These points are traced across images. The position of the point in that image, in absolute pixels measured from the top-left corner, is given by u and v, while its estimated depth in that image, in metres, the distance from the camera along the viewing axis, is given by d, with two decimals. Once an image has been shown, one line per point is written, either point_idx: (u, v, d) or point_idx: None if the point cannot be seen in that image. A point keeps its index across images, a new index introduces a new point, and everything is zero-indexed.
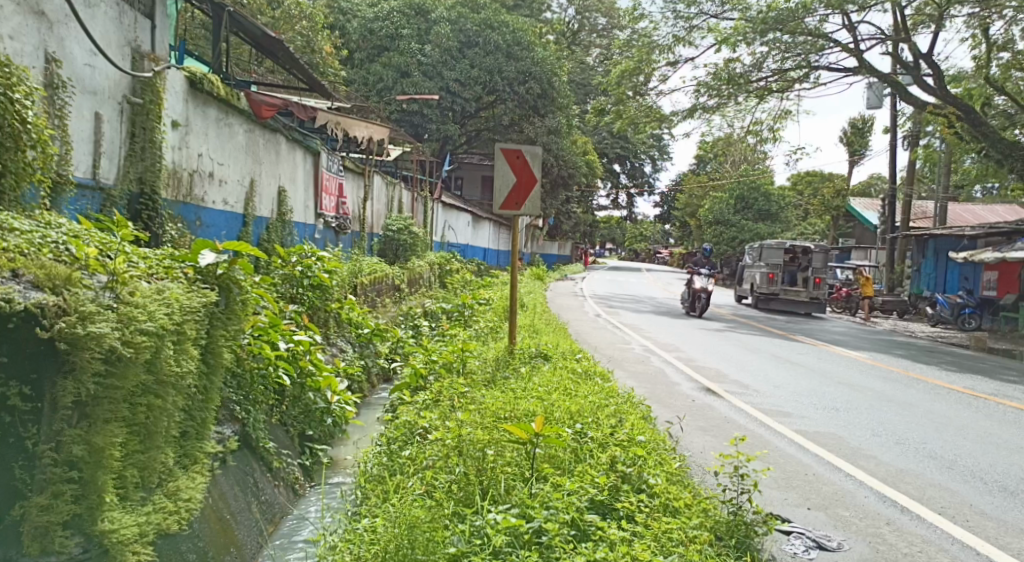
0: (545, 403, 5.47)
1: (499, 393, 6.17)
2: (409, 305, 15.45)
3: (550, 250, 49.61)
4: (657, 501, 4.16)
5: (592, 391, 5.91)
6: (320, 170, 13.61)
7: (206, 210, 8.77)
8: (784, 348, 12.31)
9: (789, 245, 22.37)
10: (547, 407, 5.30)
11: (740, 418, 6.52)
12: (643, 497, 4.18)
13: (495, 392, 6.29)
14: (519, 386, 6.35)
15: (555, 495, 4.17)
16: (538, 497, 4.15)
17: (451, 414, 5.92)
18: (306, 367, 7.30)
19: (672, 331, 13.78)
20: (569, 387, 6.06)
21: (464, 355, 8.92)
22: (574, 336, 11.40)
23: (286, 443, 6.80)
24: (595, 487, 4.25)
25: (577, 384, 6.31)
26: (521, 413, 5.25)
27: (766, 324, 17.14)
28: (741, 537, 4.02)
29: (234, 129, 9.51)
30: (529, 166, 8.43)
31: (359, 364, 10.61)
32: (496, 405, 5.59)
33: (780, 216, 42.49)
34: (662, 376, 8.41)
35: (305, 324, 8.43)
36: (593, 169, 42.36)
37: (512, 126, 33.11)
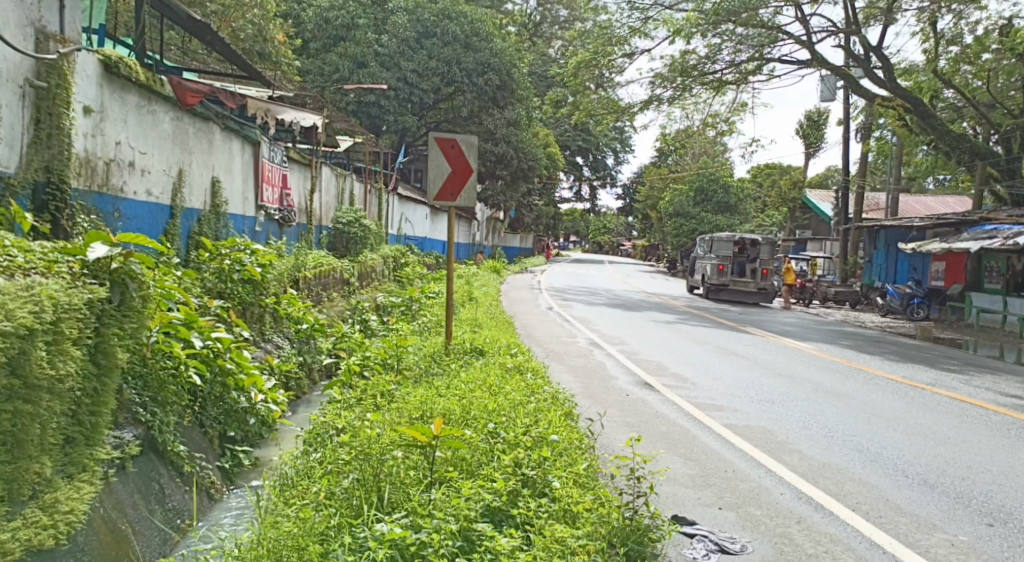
0: (463, 400, 5.24)
1: (422, 390, 5.93)
2: (357, 299, 15.13)
3: (512, 243, 49.35)
4: (555, 507, 3.97)
5: (516, 387, 5.70)
6: (260, 160, 13.24)
7: (125, 200, 8.52)
8: (732, 340, 12.19)
9: (738, 237, 22.58)
10: (462, 405, 5.08)
11: (671, 413, 6.34)
12: (540, 502, 3.99)
13: (417, 390, 6.04)
14: (444, 383, 6.13)
15: (447, 502, 3.96)
16: (430, 504, 3.95)
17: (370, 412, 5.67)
18: (227, 365, 6.97)
19: (622, 323, 13.60)
20: (493, 383, 5.85)
21: (401, 348, 8.65)
22: (518, 330, 11.18)
23: (203, 445, 6.48)
24: (492, 493, 4.04)
25: (503, 381, 6.07)
26: (433, 412, 5.03)
27: (719, 316, 17.05)
28: (634, 544, 3.87)
29: (159, 118, 9.24)
30: (464, 155, 8.14)
31: (296, 361, 10.29)
32: (411, 402, 5.37)
33: (739, 208, 42.67)
34: (602, 370, 8.21)
35: (232, 320, 8.09)
36: (554, 162, 42.17)
37: (470, 118, 32.78)
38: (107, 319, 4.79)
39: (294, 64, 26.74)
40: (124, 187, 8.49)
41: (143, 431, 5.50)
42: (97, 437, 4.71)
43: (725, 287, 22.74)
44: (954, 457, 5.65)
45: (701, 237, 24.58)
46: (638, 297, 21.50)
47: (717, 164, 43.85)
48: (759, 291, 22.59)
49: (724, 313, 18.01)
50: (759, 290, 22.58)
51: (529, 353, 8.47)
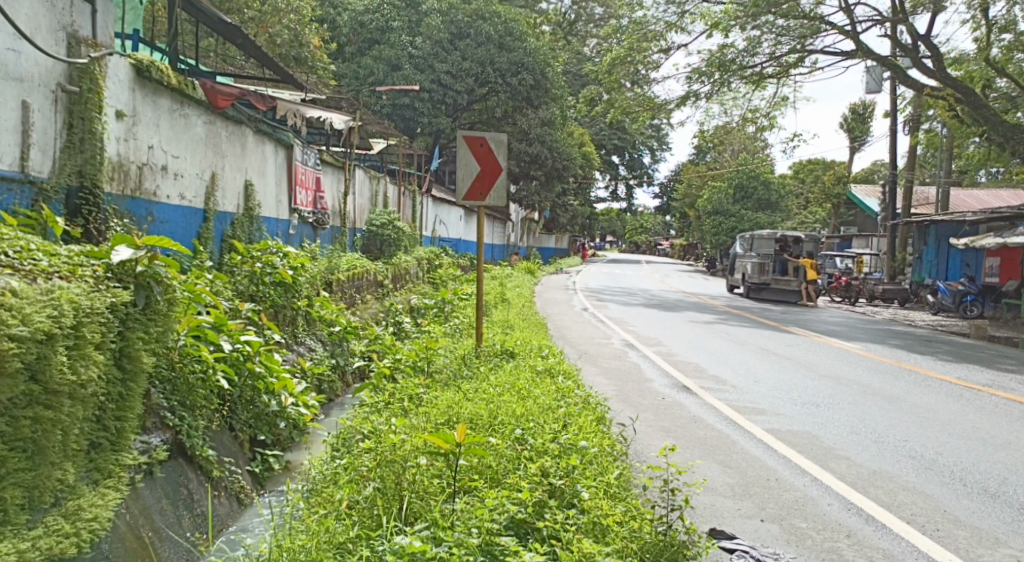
0: (490, 405, 5.12)
1: (453, 394, 5.81)
2: (392, 301, 15.08)
3: (547, 243, 49.16)
4: (585, 519, 3.82)
5: (548, 391, 5.57)
6: (293, 163, 13.23)
7: (158, 204, 8.48)
8: (773, 340, 11.91)
9: (779, 235, 22.57)
10: (490, 410, 4.96)
11: (709, 417, 6.15)
12: (569, 514, 3.84)
13: (447, 394, 5.92)
14: (475, 386, 6.00)
15: (472, 513, 3.84)
16: (452, 516, 3.82)
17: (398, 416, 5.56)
18: (256, 369, 6.92)
19: (659, 324, 13.37)
20: (524, 386, 5.71)
21: (431, 351, 8.56)
22: (552, 332, 11.03)
23: (233, 451, 6.42)
24: (519, 505, 3.90)
25: (533, 384, 5.92)
26: (461, 418, 4.91)
27: (760, 315, 16.72)
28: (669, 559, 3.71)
29: (192, 121, 9.23)
30: (493, 154, 8.06)
31: (329, 363, 10.24)
32: (440, 407, 5.26)
33: (779, 205, 42.03)
34: (637, 372, 8.03)
35: (263, 324, 8.05)
36: (591, 161, 41.90)
37: (505, 118, 32.65)
38: (132, 324, 4.73)
39: (330, 67, 26.84)
40: (157, 191, 8.47)
41: (171, 436, 5.44)
42: (123, 443, 4.66)
43: (766, 285, 22.24)
44: (1012, 464, 5.41)
45: (741, 236, 24.42)
46: (675, 296, 21.19)
47: (757, 160, 43.23)
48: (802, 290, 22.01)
49: (764, 312, 17.67)
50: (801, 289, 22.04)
51: (562, 356, 8.32)
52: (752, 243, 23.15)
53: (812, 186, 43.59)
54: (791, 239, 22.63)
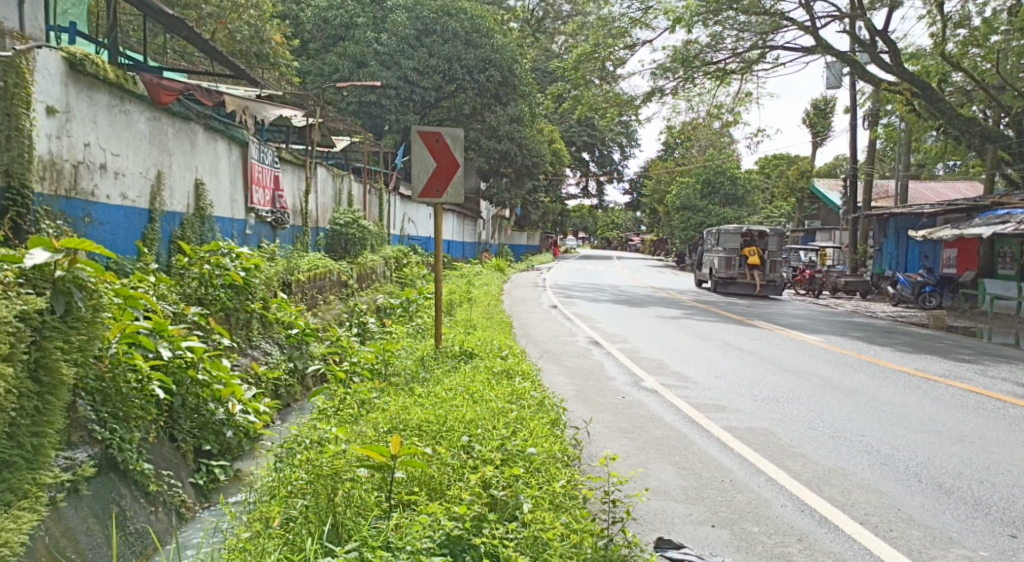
0: (438, 408, 4.89)
1: (399, 399, 5.54)
2: (356, 301, 14.74)
3: (518, 240, 48.96)
4: (525, 534, 3.62)
5: (500, 393, 5.32)
6: (249, 162, 12.88)
7: (96, 205, 8.24)
8: (738, 334, 11.75)
9: (746, 229, 22.05)
10: (437, 414, 4.73)
11: (669, 416, 5.94)
12: (508, 528, 3.65)
13: (396, 398, 5.68)
14: (425, 389, 5.76)
15: (404, 531, 3.62)
16: (382, 536, 3.60)
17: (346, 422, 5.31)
18: (198, 376, 6.62)
19: (626, 320, 13.16)
20: (475, 388, 5.46)
21: (389, 351, 8.23)
22: (514, 330, 10.77)
23: (174, 464, 6.06)
24: (455, 520, 3.67)
25: (488, 386, 5.66)
26: (407, 424, 4.66)
27: (725, 309, 16.60)
28: None
29: (133, 118, 8.94)
30: (450, 149, 7.72)
31: (287, 367, 9.88)
32: (385, 413, 5.00)
33: (747, 200, 42.23)
34: (598, 370, 7.81)
35: (210, 328, 7.75)
36: (560, 158, 41.73)
37: (473, 115, 32.35)
38: (48, 332, 4.49)
39: (293, 65, 26.40)
40: (94, 191, 8.21)
41: (100, 450, 5.15)
42: (41, 460, 4.37)
43: (733, 281, 22.33)
44: (970, 457, 5.26)
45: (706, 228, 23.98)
46: (644, 292, 21.05)
47: (725, 156, 43.36)
48: (768, 285, 22.16)
49: (731, 306, 17.57)
50: (768, 283, 22.17)
51: (524, 355, 8.05)
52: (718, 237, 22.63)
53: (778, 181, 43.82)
54: (758, 233, 22.10)
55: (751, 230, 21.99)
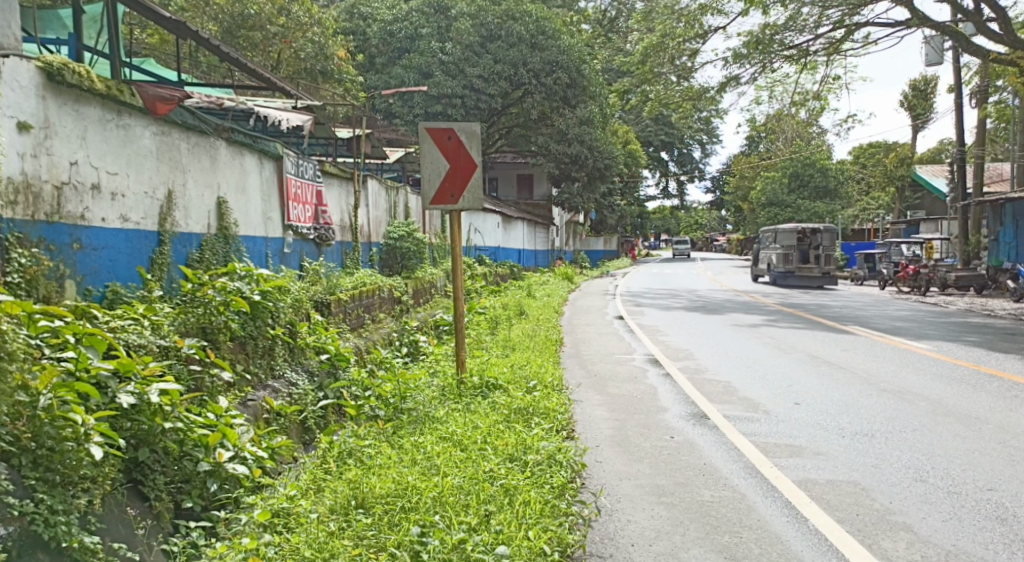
0: (401, 486, 4.59)
1: (396, 456, 5.10)
2: (408, 318, 13.76)
3: (595, 246, 47.72)
4: None
5: (504, 450, 5.08)
6: (285, 176, 12.03)
7: (87, 229, 7.42)
8: (827, 344, 10.34)
9: (800, 226, 23.76)
10: (397, 502, 4.45)
11: (730, 471, 5.08)
12: None
13: (381, 452, 5.29)
14: (430, 448, 5.17)
15: None
16: None
17: (319, 484, 5.03)
18: (179, 422, 5.77)
19: (699, 331, 11.81)
20: (478, 456, 4.99)
21: (415, 378, 7.21)
22: (563, 351, 9.55)
23: (135, 542, 5.18)
24: None
25: (489, 443, 5.21)
26: (367, 501, 4.54)
27: (815, 313, 15.03)
28: None
29: (135, 133, 8.10)
30: (465, 148, 6.80)
31: (317, 397, 8.81)
32: (358, 482, 4.71)
33: (839, 192, 40.14)
34: (651, 400, 6.69)
35: (212, 361, 6.91)
36: (636, 159, 40.20)
37: (542, 120, 31.25)
38: None
39: (357, 78, 25.77)
40: (83, 214, 7.36)
41: (17, 528, 4.35)
42: None
43: (790, 273, 23.69)
44: None
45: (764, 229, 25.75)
46: (724, 297, 19.57)
47: (813, 147, 41.24)
48: (824, 275, 23.40)
49: (822, 309, 16.06)
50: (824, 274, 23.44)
51: (563, 387, 7.04)
52: (774, 235, 24.39)
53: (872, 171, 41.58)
54: (812, 229, 23.80)
55: (806, 227, 23.67)
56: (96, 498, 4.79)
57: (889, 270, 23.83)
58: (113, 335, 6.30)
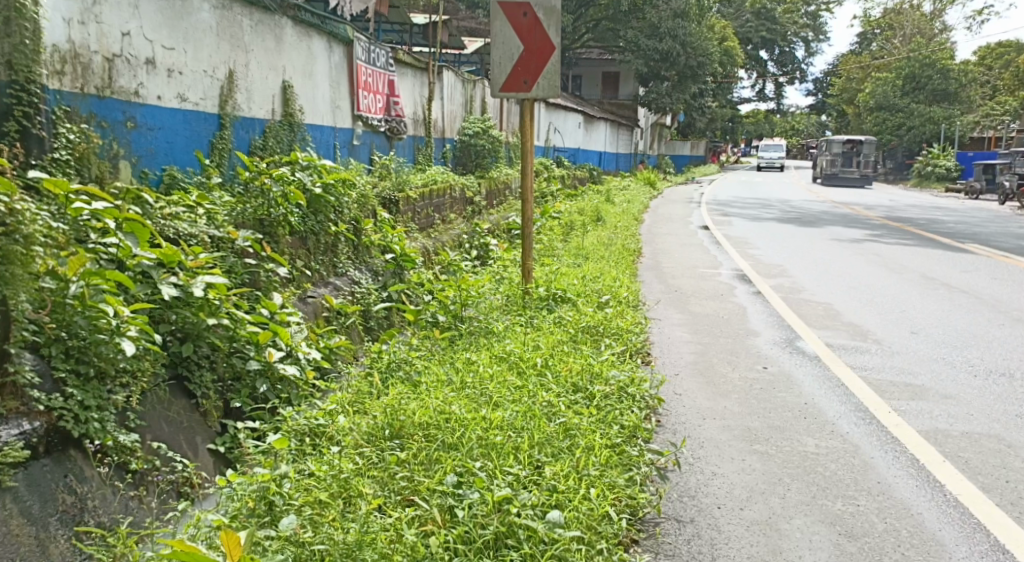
0: (445, 418, 4.23)
1: (446, 379, 4.77)
2: (480, 220, 13.19)
3: (681, 150, 46.25)
4: None
5: (565, 381, 4.66)
6: (354, 62, 11.43)
7: (141, 106, 6.98)
8: (938, 264, 9.47)
9: (848, 139, 33.34)
10: (438, 437, 4.09)
11: (839, 419, 4.57)
12: None
13: (431, 374, 4.94)
14: (490, 375, 4.77)
15: None
16: None
17: (364, 403, 4.71)
18: (227, 318, 5.27)
19: (792, 245, 11.02)
20: (539, 389, 4.56)
21: (481, 284, 6.72)
22: (641, 262, 8.90)
23: (175, 439, 4.61)
24: None
25: (551, 372, 4.80)
26: (404, 431, 4.20)
27: (924, 229, 13.97)
28: None
29: (193, 6, 7.58)
30: (541, 26, 6.22)
31: (380, 297, 8.40)
32: (399, 409, 4.36)
33: (959, 96, 37.45)
34: (733, 325, 6.14)
35: (266, 256, 6.46)
36: (732, 59, 38.17)
37: (633, 13, 29.77)
38: None
39: None
40: (137, 90, 6.92)
41: (43, 424, 3.88)
42: None
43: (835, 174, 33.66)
44: None
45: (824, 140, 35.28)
46: (822, 208, 18.45)
47: (933, 47, 38.46)
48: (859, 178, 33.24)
49: (933, 224, 14.93)
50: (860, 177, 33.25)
51: (638, 303, 6.51)
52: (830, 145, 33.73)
53: (998, 75, 38.64)
54: (858, 142, 33.13)
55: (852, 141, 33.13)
56: (135, 394, 4.36)
57: (1016, 183, 22.30)
58: (162, 223, 5.88)
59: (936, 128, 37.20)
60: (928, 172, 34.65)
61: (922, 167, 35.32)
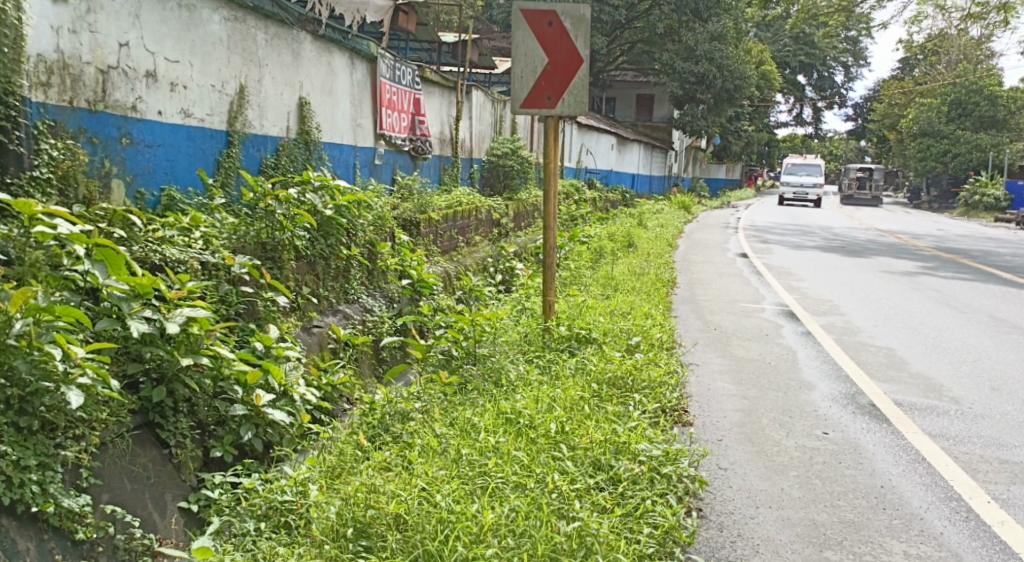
0: (436, 512, 3.62)
1: (442, 453, 4.18)
2: (506, 243, 12.55)
3: (716, 174, 45.56)
4: None
5: (584, 463, 4.04)
6: (379, 79, 10.91)
7: (138, 121, 6.46)
8: (1004, 301, 8.70)
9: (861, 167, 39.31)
10: (428, 540, 3.47)
11: (927, 512, 3.93)
12: None
13: (431, 437, 4.37)
14: (503, 449, 4.15)
15: None
16: None
17: (351, 478, 4.12)
18: (210, 358, 4.67)
19: (838, 277, 10.32)
20: (549, 471, 3.93)
21: (501, 317, 6.09)
22: (674, 294, 8.24)
23: (137, 501, 4.00)
24: None
25: (565, 443, 4.20)
26: (372, 531, 3.60)
27: (976, 260, 13.18)
28: None
29: (201, 16, 7.08)
30: (569, 36, 5.66)
31: (393, 327, 7.79)
32: (368, 497, 3.76)
33: (1009, 123, 36.37)
34: (780, 380, 5.48)
35: (265, 283, 5.90)
36: (770, 82, 37.49)
37: (668, 35, 29.32)
38: None
39: None
40: (135, 104, 6.41)
41: None
42: None
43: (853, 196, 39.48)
44: None
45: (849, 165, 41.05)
46: (866, 236, 17.71)
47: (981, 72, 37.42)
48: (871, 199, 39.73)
49: (987, 255, 14.15)
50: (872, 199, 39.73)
51: (673, 346, 5.89)
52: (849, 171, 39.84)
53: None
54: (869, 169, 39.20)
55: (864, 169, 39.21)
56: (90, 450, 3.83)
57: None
58: (147, 250, 5.29)
59: (983, 156, 36.07)
60: (977, 201, 33.57)
61: (971, 196, 34.24)
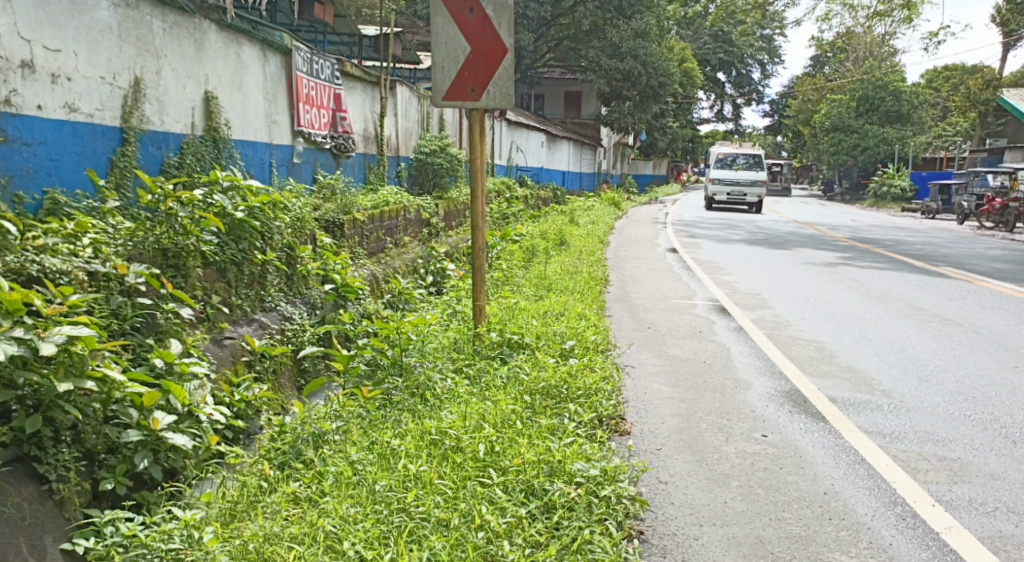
0: None
1: (356, 490, 3.83)
2: (437, 243, 12.11)
3: (643, 170, 45.87)
4: None
5: (511, 492, 3.71)
6: (294, 74, 10.40)
7: (14, 118, 5.92)
8: (927, 290, 8.66)
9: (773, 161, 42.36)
10: None
11: (874, 520, 3.71)
12: None
13: (346, 468, 4.01)
14: (424, 479, 3.81)
15: None
16: None
17: (254, 524, 3.75)
18: (94, 379, 4.22)
19: (768, 270, 10.21)
20: (478, 503, 3.60)
21: (427, 323, 5.73)
22: (608, 292, 8.01)
23: (7, 546, 3.67)
24: None
25: (491, 467, 3.89)
26: None
27: (892, 250, 13.30)
28: None
29: (85, 1, 6.55)
30: (491, 23, 5.32)
31: (316, 338, 7.28)
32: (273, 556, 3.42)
33: (912, 118, 37.44)
34: (717, 383, 5.26)
35: (162, 292, 5.45)
36: (693, 78, 37.83)
37: (593, 31, 29.27)
38: None
39: None
40: (9, 98, 5.86)
41: None
42: None
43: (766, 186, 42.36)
44: None
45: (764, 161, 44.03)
46: (787, 229, 17.83)
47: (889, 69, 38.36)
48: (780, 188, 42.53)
49: (902, 245, 14.31)
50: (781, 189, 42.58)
51: (607, 347, 5.62)
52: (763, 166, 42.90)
53: (950, 95, 38.64)
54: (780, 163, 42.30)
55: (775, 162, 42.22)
56: None
57: (974, 204, 21.77)
58: (22, 260, 4.81)
59: (890, 148, 37.13)
60: (885, 193, 34.38)
61: (879, 188, 35.03)
